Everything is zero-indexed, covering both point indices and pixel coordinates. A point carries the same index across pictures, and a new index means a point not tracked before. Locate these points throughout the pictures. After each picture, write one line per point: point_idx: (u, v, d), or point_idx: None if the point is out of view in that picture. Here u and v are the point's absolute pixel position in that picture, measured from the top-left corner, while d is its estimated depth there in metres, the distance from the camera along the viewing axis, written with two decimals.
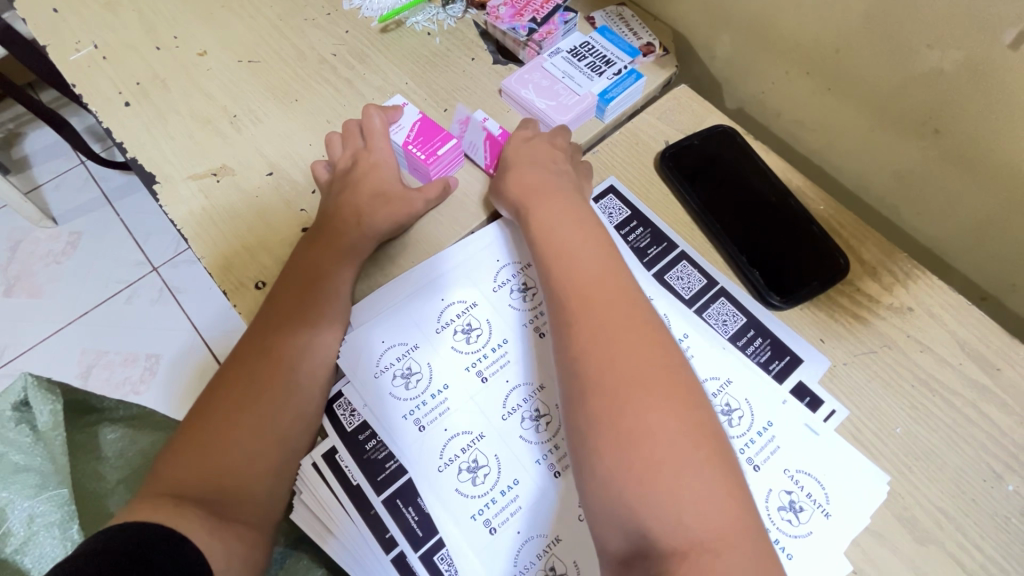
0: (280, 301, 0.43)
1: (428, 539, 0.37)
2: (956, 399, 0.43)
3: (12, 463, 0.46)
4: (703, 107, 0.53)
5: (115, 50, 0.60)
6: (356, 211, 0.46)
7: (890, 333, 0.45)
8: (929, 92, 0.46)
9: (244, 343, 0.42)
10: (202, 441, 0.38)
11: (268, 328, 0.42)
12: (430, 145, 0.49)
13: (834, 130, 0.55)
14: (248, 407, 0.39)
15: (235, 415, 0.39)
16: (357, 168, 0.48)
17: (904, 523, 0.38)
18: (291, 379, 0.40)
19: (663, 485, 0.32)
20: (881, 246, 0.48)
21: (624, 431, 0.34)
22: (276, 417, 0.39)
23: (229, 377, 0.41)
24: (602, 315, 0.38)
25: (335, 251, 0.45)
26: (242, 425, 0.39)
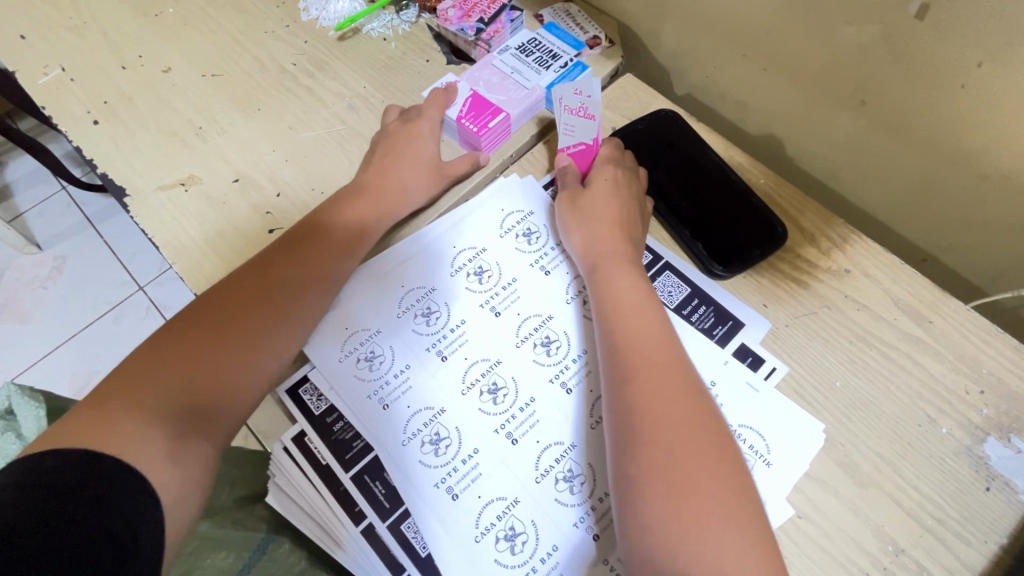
0: (266, 267, 0.43)
1: (395, 510, 0.38)
2: (892, 351, 0.45)
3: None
4: (648, 94, 0.56)
5: (82, 71, 0.62)
6: (359, 192, 0.47)
7: (828, 294, 0.47)
8: (853, 65, 0.48)
9: (213, 294, 0.41)
10: (159, 376, 0.37)
11: (244, 286, 0.41)
12: (480, 119, 0.52)
13: (774, 109, 0.58)
14: (212, 354, 0.38)
15: (196, 360, 0.38)
16: (403, 134, 0.51)
17: (844, 468, 0.41)
18: (261, 342, 0.40)
19: (686, 490, 0.33)
20: (818, 214, 0.50)
21: (634, 419, 0.36)
22: (241, 373, 0.39)
23: (216, 305, 0.40)
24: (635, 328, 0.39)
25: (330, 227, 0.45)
26: (202, 371, 0.38)
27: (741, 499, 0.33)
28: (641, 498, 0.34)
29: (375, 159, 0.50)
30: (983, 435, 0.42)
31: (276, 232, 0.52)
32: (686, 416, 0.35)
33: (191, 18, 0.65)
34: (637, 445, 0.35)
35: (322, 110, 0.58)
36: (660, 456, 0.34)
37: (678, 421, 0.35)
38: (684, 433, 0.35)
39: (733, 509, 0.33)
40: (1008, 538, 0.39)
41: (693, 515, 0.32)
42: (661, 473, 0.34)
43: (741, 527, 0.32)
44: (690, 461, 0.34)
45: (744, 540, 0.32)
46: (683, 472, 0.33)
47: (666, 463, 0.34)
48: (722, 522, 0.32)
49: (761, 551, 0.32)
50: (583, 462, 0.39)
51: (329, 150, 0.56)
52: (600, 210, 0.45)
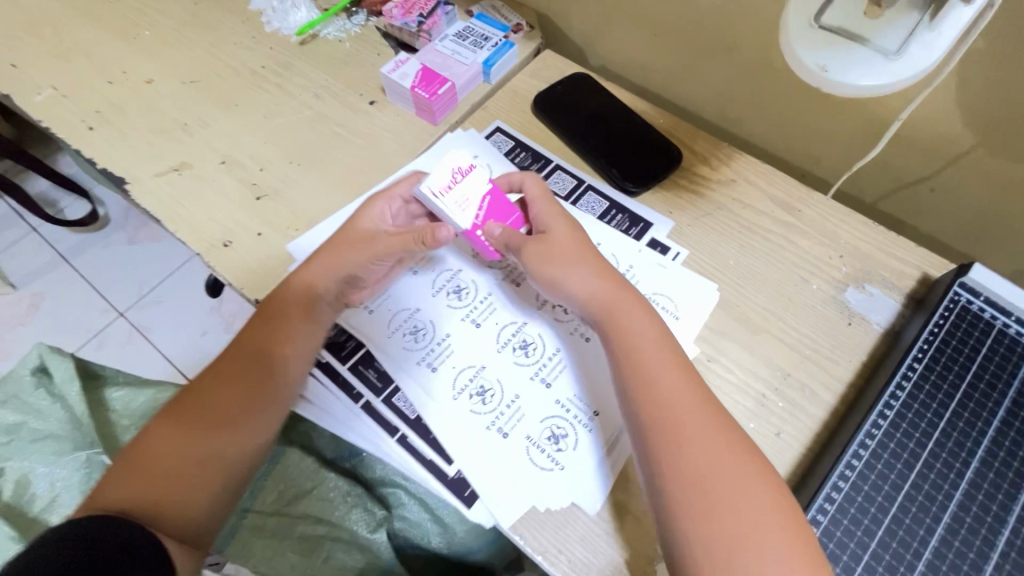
0: (237, 360, 0.46)
1: (387, 387, 0.47)
2: (771, 235, 0.57)
3: (36, 431, 0.59)
4: (564, 64, 0.68)
5: (72, 88, 0.70)
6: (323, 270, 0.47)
7: (720, 199, 0.59)
8: (715, 20, 0.61)
9: (192, 389, 0.46)
10: (140, 486, 0.42)
11: (218, 384, 0.45)
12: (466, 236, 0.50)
13: (668, 68, 0.71)
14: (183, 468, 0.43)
15: (173, 469, 0.42)
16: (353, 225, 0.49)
17: (739, 320, 0.52)
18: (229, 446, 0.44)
19: (710, 490, 0.39)
20: (707, 141, 0.63)
21: (660, 436, 0.41)
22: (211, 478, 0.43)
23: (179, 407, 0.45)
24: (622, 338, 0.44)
25: (286, 320, 0.46)
26: (159, 481, 0.42)
27: (737, 440, 0.41)
28: (677, 501, 0.39)
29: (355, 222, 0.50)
30: (844, 286, 0.54)
31: (262, 199, 0.61)
32: (673, 381, 0.43)
33: (166, 37, 0.74)
34: (663, 458, 0.40)
35: (292, 101, 0.68)
36: (666, 423, 0.41)
37: (671, 386, 0.42)
38: (679, 398, 0.42)
39: (737, 455, 0.40)
40: (867, 356, 0.51)
41: (709, 467, 0.39)
42: (690, 481, 0.39)
43: (749, 464, 0.40)
44: (685, 420, 0.41)
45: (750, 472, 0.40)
46: (683, 427, 0.41)
47: (672, 430, 0.41)
48: (733, 466, 0.40)
49: (767, 479, 0.40)
50: (534, 333, 0.49)
51: (302, 131, 0.66)
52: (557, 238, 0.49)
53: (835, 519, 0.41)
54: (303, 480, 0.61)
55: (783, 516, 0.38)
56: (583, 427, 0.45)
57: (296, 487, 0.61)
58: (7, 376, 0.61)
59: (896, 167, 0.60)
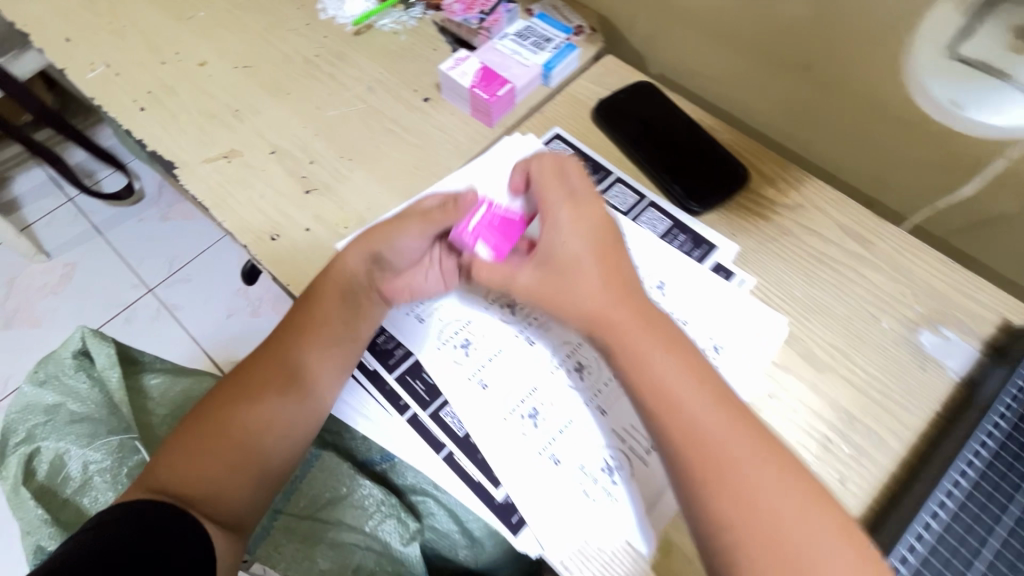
0: (287, 349, 0.47)
1: (434, 400, 0.46)
2: (841, 266, 0.54)
3: (74, 412, 0.59)
4: (627, 70, 0.66)
5: (126, 67, 0.69)
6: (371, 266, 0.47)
7: (787, 224, 0.56)
8: (792, 35, 0.58)
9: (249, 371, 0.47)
10: (186, 466, 0.45)
11: (264, 371, 0.47)
12: (489, 215, 0.47)
13: (736, 79, 0.67)
14: (226, 455, 0.45)
15: (217, 451, 0.45)
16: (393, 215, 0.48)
17: (806, 358, 0.49)
18: (271, 435, 0.46)
19: (755, 514, 0.37)
20: (775, 161, 0.60)
21: (695, 462, 0.38)
22: (249, 464, 0.46)
23: (222, 390, 0.48)
24: (645, 347, 0.41)
25: (329, 310, 0.47)
26: (205, 465, 0.45)
27: (806, 490, 0.38)
28: (726, 519, 0.37)
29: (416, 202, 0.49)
30: (918, 327, 0.51)
31: (313, 192, 0.60)
32: (719, 412, 0.39)
33: (221, 20, 0.73)
34: (700, 484, 0.38)
35: (345, 92, 0.66)
36: (709, 453, 0.38)
37: (715, 417, 0.39)
38: (732, 437, 0.39)
39: (795, 509, 0.37)
40: (940, 405, 0.48)
41: (773, 518, 0.37)
42: (734, 506, 0.37)
43: (811, 515, 0.37)
44: (741, 463, 0.38)
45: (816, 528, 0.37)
46: (745, 470, 0.38)
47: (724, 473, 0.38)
48: (794, 512, 0.37)
49: (831, 519, 0.37)
50: (591, 355, 0.46)
51: (354, 124, 0.64)
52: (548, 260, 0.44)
53: (923, 565, 0.38)
54: (338, 485, 0.57)
55: (843, 536, 0.37)
56: (639, 462, 0.43)
57: (329, 491, 0.57)
58: (46, 356, 0.61)
59: (978, 204, 0.57)
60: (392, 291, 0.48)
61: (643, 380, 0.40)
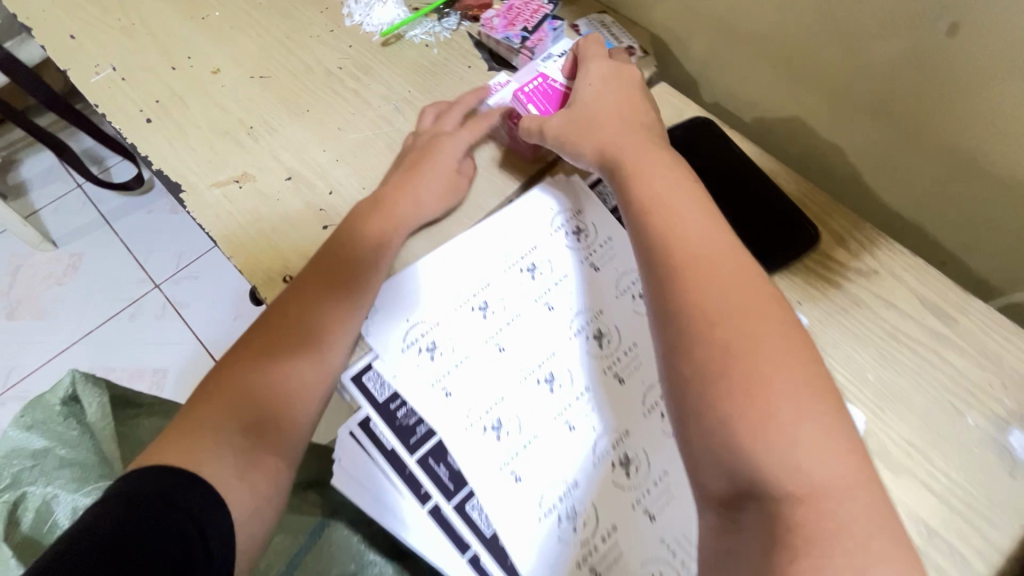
0: (320, 282, 0.46)
1: (460, 490, 0.41)
2: (921, 347, 0.48)
3: (60, 458, 0.55)
4: (682, 102, 0.59)
5: (133, 72, 0.64)
6: (391, 187, 0.50)
7: (858, 293, 0.50)
8: (877, 76, 0.51)
9: (270, 311, 0.46)
10: (225, 402, 0.43)
11: (296, 305, 0.46)
12: (544, 85, 0.54)
13: (802, 117, 0.60)
14: (264, 394, 0.43)
15: (254, 391, 0.43)
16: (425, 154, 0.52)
17: (879, 457, 0.44)
18: (295, 374, 0.44)
19: (789, 441, 0.34)
20: (846, 217, 0.53)
21: (749, 374, 0.36)
22: (271, 406, 0.43)
23: (253, 335, 0.46)
24: (710, 269, 0.40)
25: (361, 249, 0.47)
26: (243, 402, 0.43)
27: (814, 390, 0.36)
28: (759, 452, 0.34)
29: (408, 140, 0.54)
30: (1009, 427, 0.45)
31: (329, 227, 0.54)
32: (731, 292, 0.39)
33: (237, 21, 0.67)
34: (742, 390, 0.36)
35: (370, 112, 0.60)
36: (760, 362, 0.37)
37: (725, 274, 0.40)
38: (725, 268, 0.40)
39: (792, 392, 0.36)
40: None
41: (754, 338, 0.37)
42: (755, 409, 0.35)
43: (818, 426, 0.35)
44: (732, 301, 0.39)
45: (823, 437, 0.35)
46: (751, 358, 0.37)
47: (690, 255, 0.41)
48: (792, 417, 0.35)
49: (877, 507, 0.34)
50: (636, 447, 0.41)
51: (379, 150, 0.58)
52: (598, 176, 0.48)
53: None
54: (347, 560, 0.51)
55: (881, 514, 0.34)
56: None
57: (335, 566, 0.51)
58: (33, 402, 0.58)
59: None
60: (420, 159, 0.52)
61: (694, 271, 0.40)
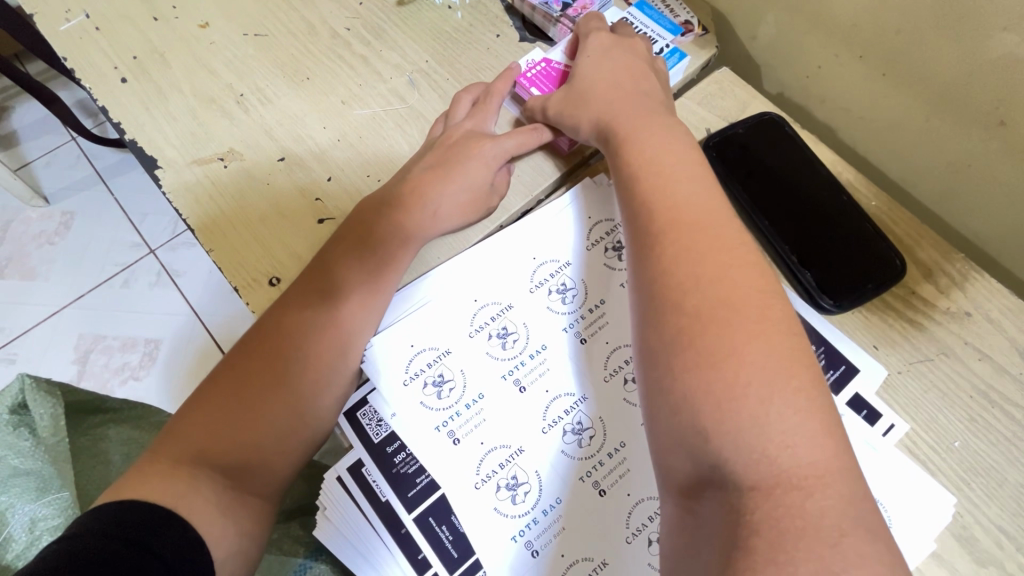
0: (329, 283, 0.39)
1: (464, 560, 0.36)
2: (1017, 411, 0.40)
3: (14, 466, 0.50)
4: (747, 93, 0.50)
5: (108, 20, 0.55)
6: (415, 178, 0.42)
7: (946, 339, 0.42)
8: (996, 79, 0.41)
9: (266, 318, 0.39)
10: (207, 424, 0.35)
11: (301, 313, 0.38)
12: (547, 67, 0.47)
13: (886, 119, 0.50)
14: (259, 415, 0.36)
15: (243, 411, 0.36)
16: (457, 140, 0.44)
17: (962, 542, 0.37)
18: (296, 400, 0.36)
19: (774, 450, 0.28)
20: (937, 246, 0.45)
21: (729, 370, 0.29)
22: (265, 432, 0.36)
23: (245, 347, 0.38)
24: (707, 250, 0.33)
25: (380, 248, 0.40)
26: (232, 425, 0.35)
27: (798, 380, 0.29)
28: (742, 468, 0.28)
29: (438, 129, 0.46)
30: None
31: (325, 222, 0.46)
32: (716, 250, 0.33)
33: None
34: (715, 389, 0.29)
35: (379, 84, 0.52)
36: (742, 363, 0.29)
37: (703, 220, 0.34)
38: (704, 214, 0.35)
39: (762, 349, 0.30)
40: None
41: (728, 288, 0.32)
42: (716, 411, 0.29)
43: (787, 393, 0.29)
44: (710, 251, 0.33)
45: (808, 419, 0.28)
46: (721, 323, 0.31)
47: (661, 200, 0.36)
48: (773, 426, 0.28)
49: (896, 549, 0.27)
50: None
51: (387, 130, 0.50)
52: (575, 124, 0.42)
53: None
54: None
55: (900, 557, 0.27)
56: None
57: None
58: None
59: None
60: (445, 146, 0.44)
61: (679, 245, 0.33)
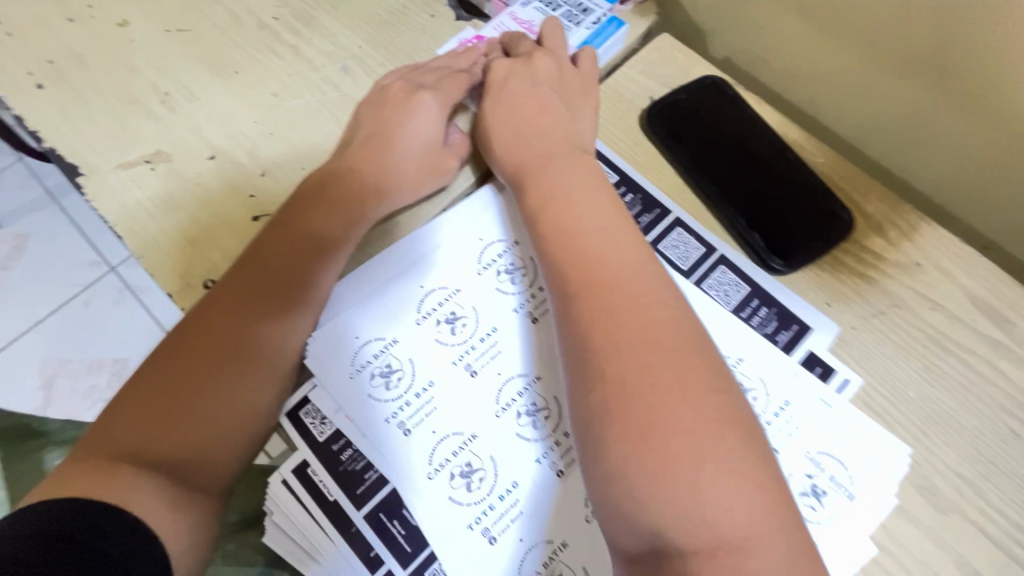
0: (264, 268, 0.37)
1: (419, 553, 0.34)
2: (970, 357, 0.40)
3: None
4: (689, 58, 0.49)
5: (18, 23, 0.52)
6: (355, 156, 0.41)
7: (898, 292, 0.42)
8: (932, 25, 0.40)
9: (198, 310, 0.36)
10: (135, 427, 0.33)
11: (234, 305, 0.36)
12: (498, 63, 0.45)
13: (830, 76, 0.50)
14: (192, 416, 0.34)
15: (175, 411, 0.33)
16: (395, 112, 0.42)
17: (924, 492, 0.37)
18: (232, 400, 0.34)
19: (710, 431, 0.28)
20: (885, 199, 0.44)
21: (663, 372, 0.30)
22: (198, 433, 0.34)
23: (175, 341, 0.35)
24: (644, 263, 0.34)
25: (320, 233, 0.38)
26: (162, 427, 0.33)
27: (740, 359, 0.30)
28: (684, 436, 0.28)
29: (376, 95, 0.44)
30: None
31: (261, 219, 0.45)
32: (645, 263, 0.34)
33: None
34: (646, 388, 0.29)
35: (310, 73, 0.50)
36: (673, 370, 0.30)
37: (610, 207, 0.36)
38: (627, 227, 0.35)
39: (671, 313, 0.32)
40: None
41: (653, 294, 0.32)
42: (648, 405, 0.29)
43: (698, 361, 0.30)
44: (618, 231, 0.35)
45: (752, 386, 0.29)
46: (651, 324, 0.31)
47: (562, 177, 0.38)
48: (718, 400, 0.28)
49: None
50: None
51: (322, 121, 0.48)
52: (506, 109, 0.42)
53: None
54: None
55: None
56: None
57: None
58: None
59: None
60: (385, 121, 0.42)
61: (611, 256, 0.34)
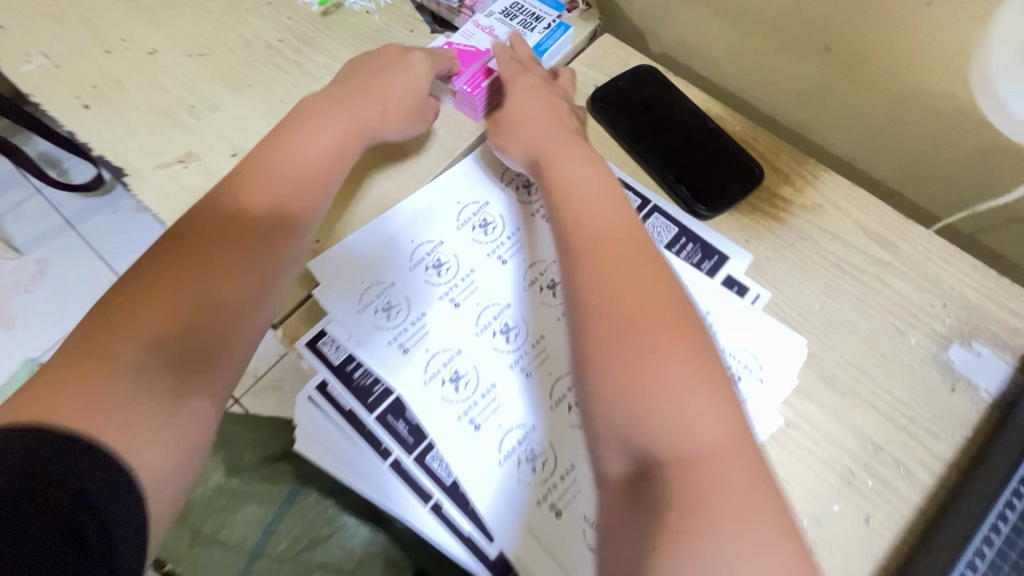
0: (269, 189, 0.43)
1: (419, 443, 0.43)
2: (865, 275, 0.49)
3: None
4: (627, 52, 0.59)
5: (65, 57, 0.62)
6: (343, 104, 0.48)
7: (804, 228, 0.51)
8: (812, 12, 0.50)
9: (204, 220, 0.41)
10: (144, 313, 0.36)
11: (243, 217, 0.41)
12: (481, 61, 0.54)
13: (745, 60, 0.60)
14: (201, 306, 0.38)
15: (186, 302, 0.37)
16: (377, 75, 0.51)
17: (827, 380, 0.45)
18: (242, 295, 0.40)
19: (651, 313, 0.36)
20: (792, 155, 0.54)
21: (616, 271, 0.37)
22: (210, 324, 0.38)
23: (181, 244, 0.39)
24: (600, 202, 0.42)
25: (317, 163, 0.45)
26: (172, 314, 0.37)
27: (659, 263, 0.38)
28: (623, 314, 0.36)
29: (357, 66, 0.53)
30: (948, 343, 0.47)
31: None
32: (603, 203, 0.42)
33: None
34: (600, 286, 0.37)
35: (313, 83, 0.59)
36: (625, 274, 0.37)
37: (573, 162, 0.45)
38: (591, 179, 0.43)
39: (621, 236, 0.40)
40: (972, 430, 0.44)
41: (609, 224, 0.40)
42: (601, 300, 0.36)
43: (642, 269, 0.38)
44: (579, 178, 0.43)
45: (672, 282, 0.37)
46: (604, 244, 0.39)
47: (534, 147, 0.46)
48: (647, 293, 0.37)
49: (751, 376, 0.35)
50: None
51: None
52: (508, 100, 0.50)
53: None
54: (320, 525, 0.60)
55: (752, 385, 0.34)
56: None
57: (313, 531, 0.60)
58: None
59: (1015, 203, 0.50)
60: (369, 81, 0.50)
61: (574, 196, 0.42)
